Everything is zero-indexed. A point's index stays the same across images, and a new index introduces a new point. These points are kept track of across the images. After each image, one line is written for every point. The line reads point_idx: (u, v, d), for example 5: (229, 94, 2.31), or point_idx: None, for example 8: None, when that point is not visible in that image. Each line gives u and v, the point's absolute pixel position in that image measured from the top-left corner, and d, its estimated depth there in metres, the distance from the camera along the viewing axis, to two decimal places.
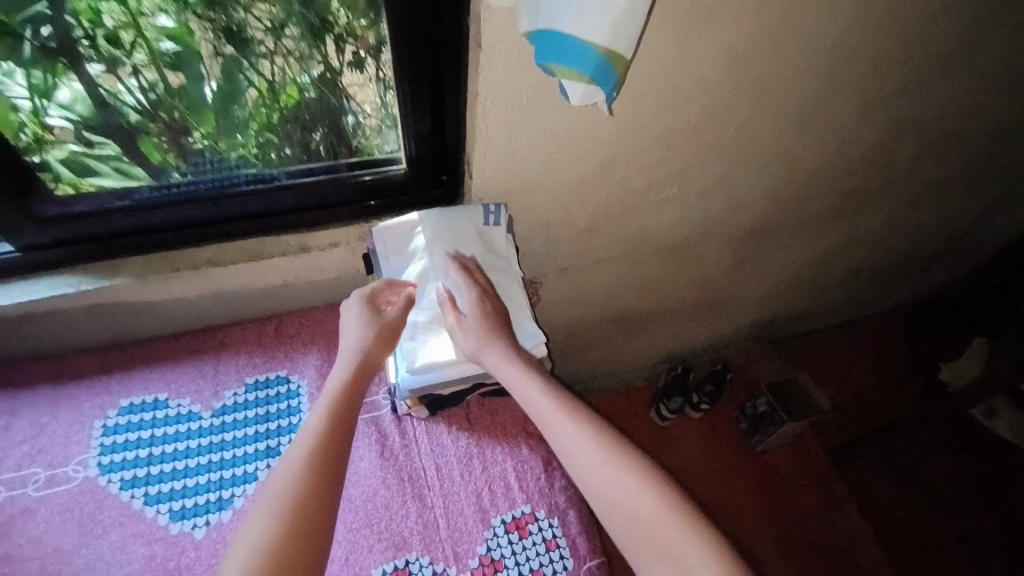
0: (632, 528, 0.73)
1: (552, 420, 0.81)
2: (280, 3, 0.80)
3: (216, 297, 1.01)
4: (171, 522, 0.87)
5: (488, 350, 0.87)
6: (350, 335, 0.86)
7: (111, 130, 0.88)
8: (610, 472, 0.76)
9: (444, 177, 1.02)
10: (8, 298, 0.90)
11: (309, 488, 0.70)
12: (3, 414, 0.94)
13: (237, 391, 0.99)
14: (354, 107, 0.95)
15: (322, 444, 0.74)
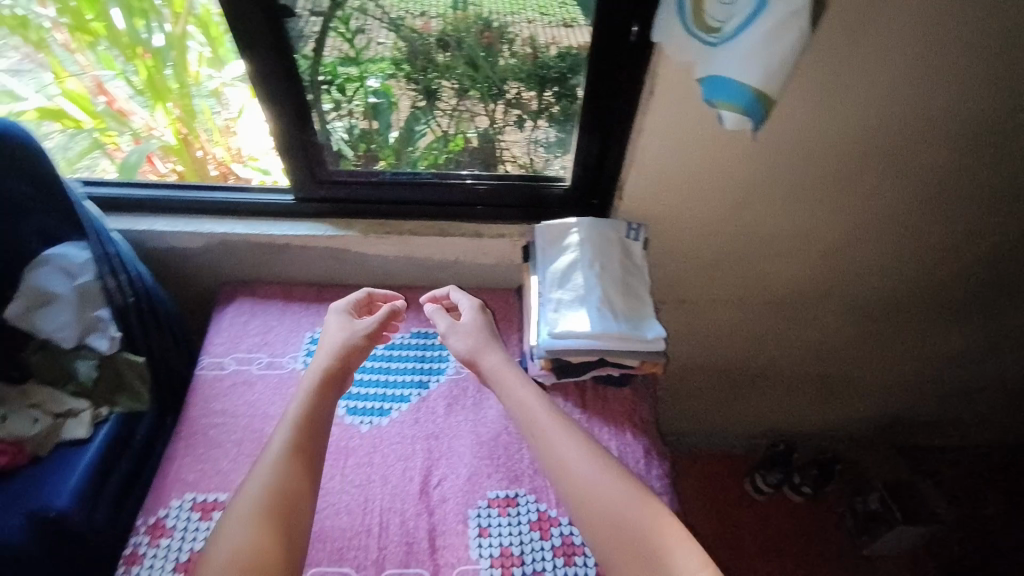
0: (602, 512, 0.86)
1: (533, 425, 0.99)
2: (467, 77, 1.16)
3: (404, 262, 1.30)
4: (346, 414, 1.15)
5: (483, 355, 1.09)
6: (324, 348, 1.07)
7: (328, 151, 1.21)
8: (585, 464, 0.91)
9: (595, 201, 1.26)
10: (276, 232, 1.23)
11: (289, 470, 0.88)
12: (248, 313, 1.28)
13: (404, 333, 1.27)
14: (506, 156, 1.26)
15: (296, 434, 0.93)
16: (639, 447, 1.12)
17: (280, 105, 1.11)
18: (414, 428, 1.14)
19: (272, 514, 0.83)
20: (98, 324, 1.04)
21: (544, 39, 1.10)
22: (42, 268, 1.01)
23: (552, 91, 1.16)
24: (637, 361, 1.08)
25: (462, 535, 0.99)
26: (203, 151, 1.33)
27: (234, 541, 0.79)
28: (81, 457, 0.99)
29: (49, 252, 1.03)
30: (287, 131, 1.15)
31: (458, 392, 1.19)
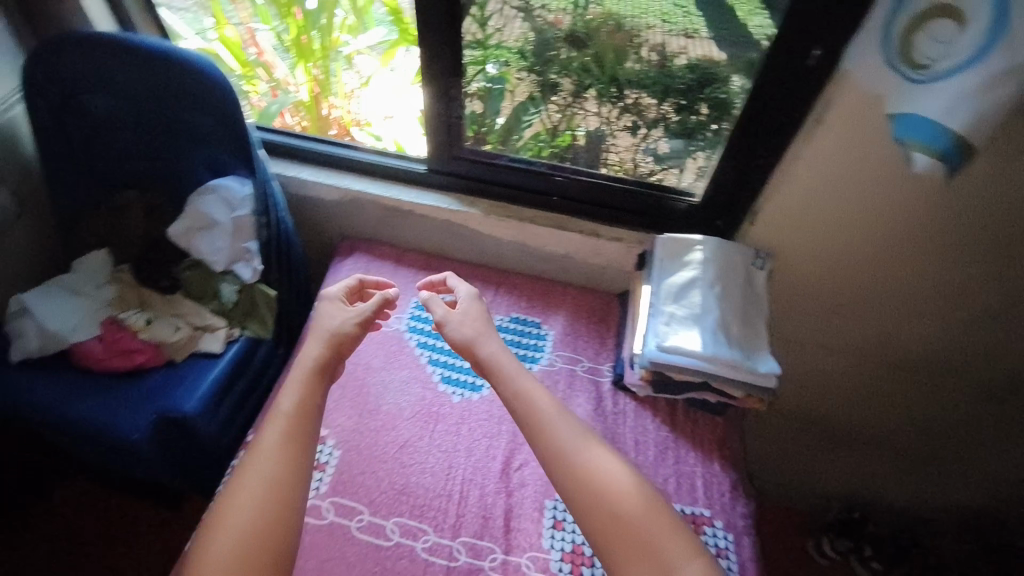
0: (608, 513, 0.81)
1: (537, 420, 0.91)
2: (586, 76, 1.16)
3: (517, 249, 1.33)
4: (440, 382, 1.19)
5: (484, 344, 1.03)
6: (320, 336, 0.97)
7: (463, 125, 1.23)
8: (591, 457, 0.86)
9: (719, 223, 1.22)
10: (404, 197, 1.28)
11: (284, 466, 0.79)
12: (361, 267, 1.34)
13: (503, 316, 1.32)
14: (612, 159, 1.26)
15: (292, 424, 0.84)
16: (725, 480, 1.10)
17: (437, 79, 1.15)
18: (501, 409, 1.17)
19: (267, 517, 0.75)
20: (245, 254, 1.13)
21: (676, 47, 1.09)
22: (206, 195, 1.10)
23: (674, 103, 1.16)
24: (743, 393, 1.05)
25: (536, 522, 1.01)
26: (329, 111, 1.41)
27: (226, 545, 0.72)
28: (211, 369, 1.07)
29: (214, 181, 1.12)
30: (436, 105, 1.19)
31: (550, 384, 1.21)
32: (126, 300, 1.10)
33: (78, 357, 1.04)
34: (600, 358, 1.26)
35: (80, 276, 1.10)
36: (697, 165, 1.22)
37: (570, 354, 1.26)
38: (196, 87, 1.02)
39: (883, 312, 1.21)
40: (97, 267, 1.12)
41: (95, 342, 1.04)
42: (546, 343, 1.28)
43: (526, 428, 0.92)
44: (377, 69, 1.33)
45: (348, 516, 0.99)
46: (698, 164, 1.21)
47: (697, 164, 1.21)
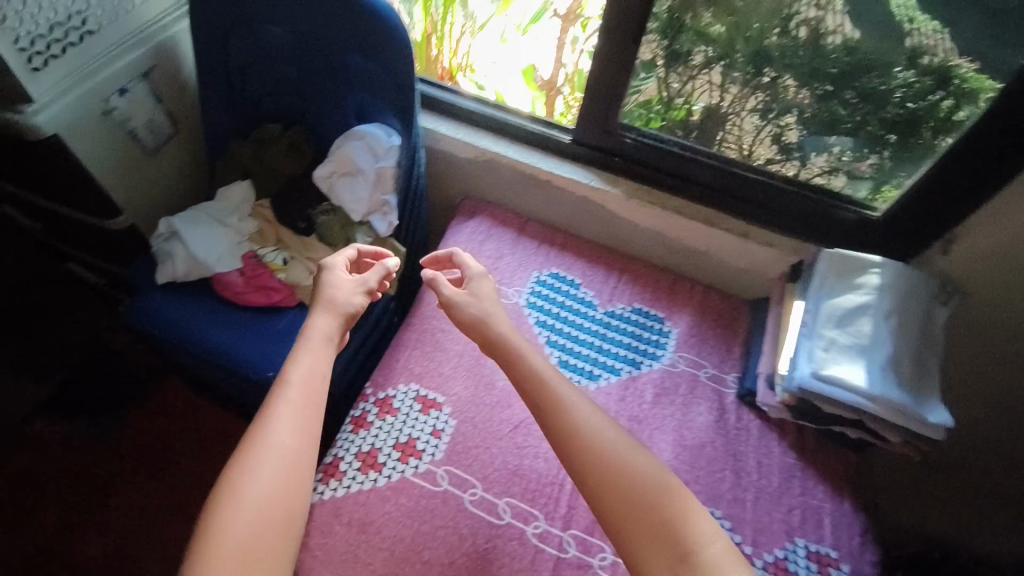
0: (627, 499, 0.75)
1: (544, 400, 0.86)
2: (720, 45, 1.06)
3: (652, 238, 1.25)
4: (558, 365, 1.16)
5: (496, 322, 1.00)
6: (328, 302, 0.91)
7: (625, 98, 1.13)
8: (604, 436, 0.81)
9: (895, 244, 1.10)
10: (547, 167, 1.20)
11: (300, 439, 0.76)
12: (483, 234, 1.31)
13: (624, 306, 1.25)
14: (728, 140, 1.16)
15: (304, 396, 0.80)
16: (855, 523, 1.04)
17: (618, 46, 1.05)
18: (618, 404, 1.12)
19: (287, 491, 0.72)
20: (384, 208, 1.09)
21: (831, 25, 0.98)
22: (353, 140, 1.06)
23: (819, 89, 1.05)
24: (897, 438, 0.96)
25: None
26: (438, 53, 1.30)
27: (247, 515, 0.68)
28: None
29: (362, 126, 1.07)
30: (608, 75, 1.09)
31: (670, 385, 1.15)
32: (265, 237, 1.11)
33: (221, 287, 1.04)
34: (725, 366, 1.19)
35: (224, 206, 1.10)
36: (828, 160, 1.13)
37: (693, 357, 1.19)
38: (365, 29, 0.96)
39: None
40: (240, 199, 1.12)
41: (236, 275, 1.05)
42: (669, 342, 1.21)
43: (536, 416, 0.86)
44: (492, 14, 1.21)
45: (461, 487, 0.99)
46: (830, 160, 1.13)
47: (832, 160, 1.13)
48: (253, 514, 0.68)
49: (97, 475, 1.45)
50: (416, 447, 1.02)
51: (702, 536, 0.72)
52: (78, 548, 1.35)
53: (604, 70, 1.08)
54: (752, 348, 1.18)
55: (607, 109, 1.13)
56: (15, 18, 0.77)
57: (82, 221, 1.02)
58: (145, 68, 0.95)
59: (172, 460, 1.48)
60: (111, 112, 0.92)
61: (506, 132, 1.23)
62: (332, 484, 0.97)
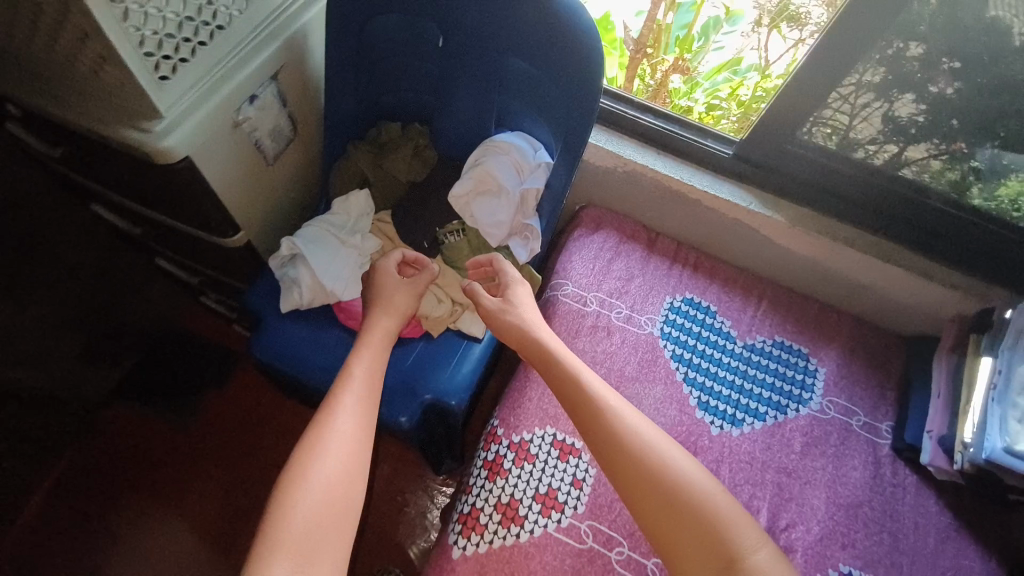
0: (678, 517, 0.66)
1: (581, 408, 0.76)
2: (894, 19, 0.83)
3: (806, 267, 1.14)
4: (698, 407, 1.06)
5: (536, 326, 0.87)
6: (384, 302, 0.86)
7: (817, 107, 0.95)
8: (649, 445, 0.71)
9: None
10: (703, 186, 1.09)
11: (358, 431, 0.69)
12: (610, 251, 1.18)
13: (766, 340, 1.14)
14: (837, 120, 0.97)
15: (363, 389, 0.74)
16: None
17: (825, 59, 0.89)
18: (766, 453, 1.04)
19: (345, 485, 0.64)
20: (528, 232, 0.97)
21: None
22: (492, 157, 0.90)
23: (946, 67, 0.86)
24: None
25: None
26: None
27: (312, 495, 0.62)
28: (473, 350, 0.98)
29: (500, 138, 0.91)
30: (800, 91, 0.94)
31: (821, 434, 1.06)
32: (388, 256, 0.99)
33: (346, 316, 0.94)
34: (878, 415, 1.09)
35: (343, 219, 0.97)
36: (931, 146, 0.96)
37: (844, 402, 1.09)
38: (536, 25, 0.80)
39: None
40: (358, 210, 0.98)
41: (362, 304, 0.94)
42: (817, 383, 1.11)
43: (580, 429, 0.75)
44: None
45: (606, 545, 0.92)
46: (934, 145, 0.96)
47: (934, 146, 0.96)
48: (310, 502, 0.61)
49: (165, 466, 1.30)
50: (557, 500, 0.94)
51: (770, 561, 0.63)
52: (158, 553, 1.22)
53: (798, 85, 0.92)
54: (911, 396, 1.08)
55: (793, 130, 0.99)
56: (143, 15, 0.60)
57: (194, 235, 0.91)
58: (274, 68, 0.80)
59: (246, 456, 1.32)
60: (241, 123, 0.78)
61: (654, 140, 1.13)
62: (472, 538, 0.91)
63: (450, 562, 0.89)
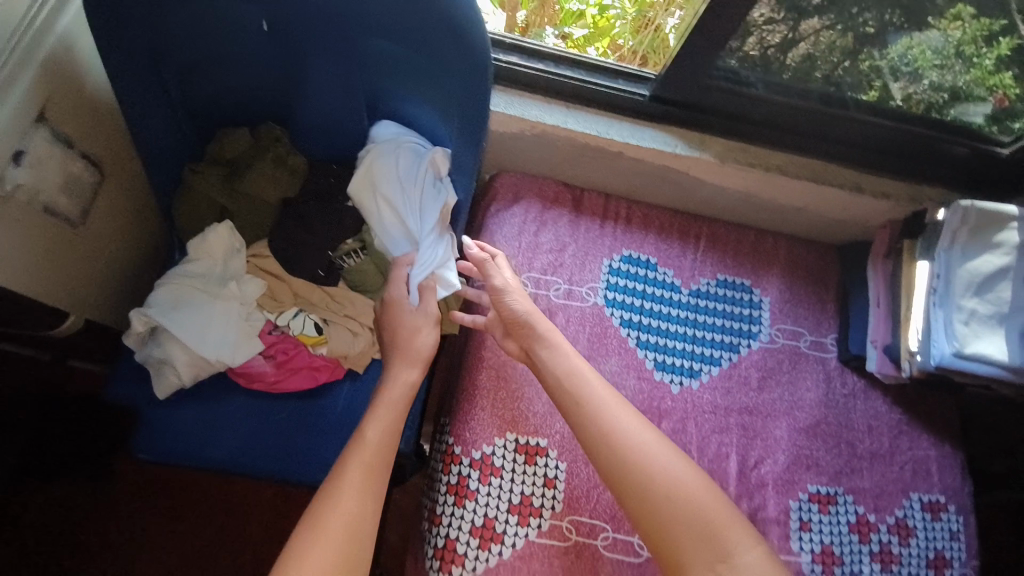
0: (678, 520, 0.68)
1: (576, 405, 0.78)
2: None
3: (739, 201, 1.09)
4: (655, 369, 1.02)
5: (536, 320, 0.86)
6: (406, 352, 0.78)
7: (733, 35, 0.86)
8: (648, 448, 0.73)
9: (983, 186, 1.06)
10: (621, 136, 0.98)
11: (361, 513, 0.65)
12: (535, 222, 1.06)
13: (709, 282, 1.10)
14: (752, 35, 0.88)
15: (373, 463, 0.68)
16: (955, 463, 1.06)
17: None
18: (726, 398, 1.03)
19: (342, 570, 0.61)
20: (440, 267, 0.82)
21: None
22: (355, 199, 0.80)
23: None
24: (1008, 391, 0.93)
25: (785, 525, 0.96)
26: None
27: None
28: None
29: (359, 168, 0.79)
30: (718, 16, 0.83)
31: (774, 364, 1.06)
32: (279, 297, 0.81)
33: (248, 381, 0.78)
34: (822, 330, 1.09)
35: (204, 266, 0.78)
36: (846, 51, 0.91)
37: (791, 327, 1.08)
38: None
39: None
40: (224, 250, 0.79)
41: (264, 362, 0.78)
42: (763, 314, 1.09)
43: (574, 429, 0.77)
44: None
45: (590, 535, 0.89)
46: (826, 17, 0.87)
47: (827, 17, 0.87)
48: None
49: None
50: (533, 506, 0.89)
51: (764, 565, 0.65)
52: None
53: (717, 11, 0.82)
54: (850, 306, 1.09)
55: (712, 57, 0.89)
56: None
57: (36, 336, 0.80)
58: (34, 106, 0.61)
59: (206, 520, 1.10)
60: (10, 195, 0.61)
61: (559, 93, 0.99)
62: (455, 571, 0.84)
63: None
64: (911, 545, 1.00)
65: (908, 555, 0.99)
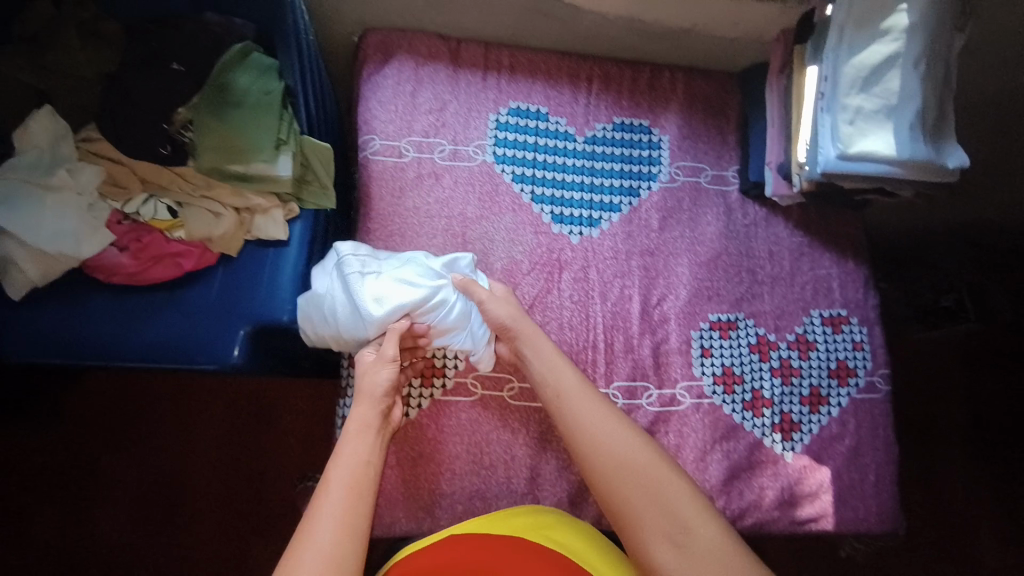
0: (642, 496, 0.74)
1: (551, 397, 0.83)
2: None
3: (626, 31, 1.02)
4: (553, 223, 1.00)
5: (520, 323, 0.86)
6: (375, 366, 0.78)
7: None
8: (611, 433, 0.78)
9: None
10: None
11: (343, 540, 0.63)
12: (410, 81, 0.99)
13: (605, 126, 1.05)
14: None
15: (356, 489, 0.68)
16: (859, 277, 1.08)
17: None
18: (627, 242, 1.02)
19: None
20: (440, 313, 0.85)
21: None
22: (312, 301, 0.82)
23: None
24: (903, 187, 0.92)
25: (686, 353, 1.01)
26: None
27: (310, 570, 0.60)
28: (288, 261, 0.84)
29: (314, 271, 0.84)
30: None
31: (674, 204, 1.05)
32: (125, 183, 0.79)
33: (105, 275, 0.77)
34: (724, 163, 1.07)
35: (31, 156, 0.74)
36: None
37: (691, 163, 1.06)
38: None
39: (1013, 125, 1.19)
40: (51, 136, 0.75)
41: (118, 254, 0.77)
42: (663, 154, 1.06)
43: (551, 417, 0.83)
44: None
45: (495, 387, 0.93)
46: None
47: None
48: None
49: (73, 496, 1.09)
50: (434, 368, 0.92)
51: (712, 529, 0.72)
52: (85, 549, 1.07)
53: None
54: (750, 133, 1.06)
55: None
56: None
57: None
58: None
59: (145, 429, 1.12)
60: None
61: None
62: None
63: None
64: (812, 358, 1.04)
65: (808, 367, 1.03)
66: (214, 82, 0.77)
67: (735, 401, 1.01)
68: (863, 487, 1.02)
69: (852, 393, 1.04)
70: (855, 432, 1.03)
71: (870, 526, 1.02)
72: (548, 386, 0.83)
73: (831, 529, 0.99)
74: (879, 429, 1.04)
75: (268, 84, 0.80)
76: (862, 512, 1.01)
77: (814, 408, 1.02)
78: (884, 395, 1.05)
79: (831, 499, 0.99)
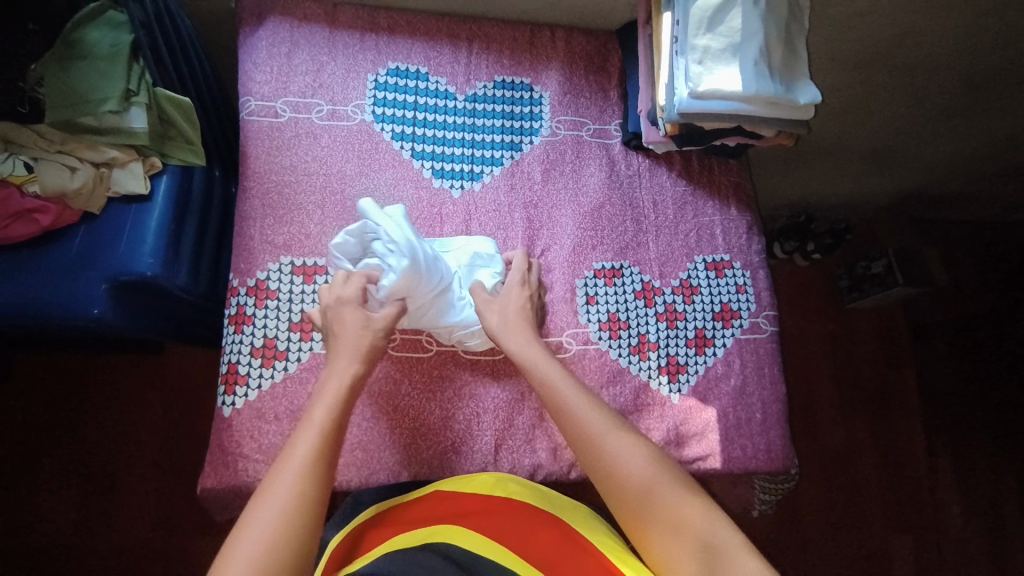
0: (643, 505, 0.69)
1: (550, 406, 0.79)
2: None
3: None
4: (433, 178, 1.01)
5: (507, 335, 0.86)
6: (347, 350, 0.78)
7: None
8: (608, 442, 0.73)
9: None
10: None
11: (291, 523, 0.61)
12: (286, 43, 1.00)
13: (487, 85, 1.07)
14: None
15: (325, 445, 0.68)
16: (742, 224, 1.11)
17: None
18: (510, 195, 1.04)
19: (295, 538, 0.60)
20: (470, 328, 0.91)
21: None
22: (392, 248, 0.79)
23: None
24: (763, 127, 0.96)
25: (572, 302, 1.01)
26: None
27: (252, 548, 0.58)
28: (152, 214, 0.84)
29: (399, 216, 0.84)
30: None
31: (557, 156, 1.07)
32: None
33: None
34: (606, 117, 1.10)
35: None
36: None
37: (572, 117, 1.09)
38: None
39: (883, 101, 1.25)
40: None
41: None
42: (544, 110, 1.08)
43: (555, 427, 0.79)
44: None
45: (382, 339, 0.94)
46: None
47: None
48: (253, 554, 0.57)
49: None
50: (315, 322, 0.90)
51: (724, 536, 0.65)
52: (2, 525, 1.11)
53: None
54: (628, 86, 1.09)
55: None
56: None
57: None
58: None
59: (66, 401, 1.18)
60: None
61: None
62: (238, 391, 0.86)
63: (224, 421, 0.85)
64: (696, 302, 1.06)
65: (693, 311, 1.05)
66: (65, 38, 0.81)
67: (622, 346, 1.01)
68: (750, 426, 1.02)
69: (736, 334, 1.06)
70: (740, 372, 1.04)
71: (760, 464, 1.01)
72: (547, 391, 0.80)
73: (720, 468, 0.99)
74: (765, 369, 1.05)
75: (118, 38, 0.83)
76: (751, 450, 1.01)
77: (700, 349, 1.04)
78: (767, 334, 1.07)
79: (718, 437, 1.00)
